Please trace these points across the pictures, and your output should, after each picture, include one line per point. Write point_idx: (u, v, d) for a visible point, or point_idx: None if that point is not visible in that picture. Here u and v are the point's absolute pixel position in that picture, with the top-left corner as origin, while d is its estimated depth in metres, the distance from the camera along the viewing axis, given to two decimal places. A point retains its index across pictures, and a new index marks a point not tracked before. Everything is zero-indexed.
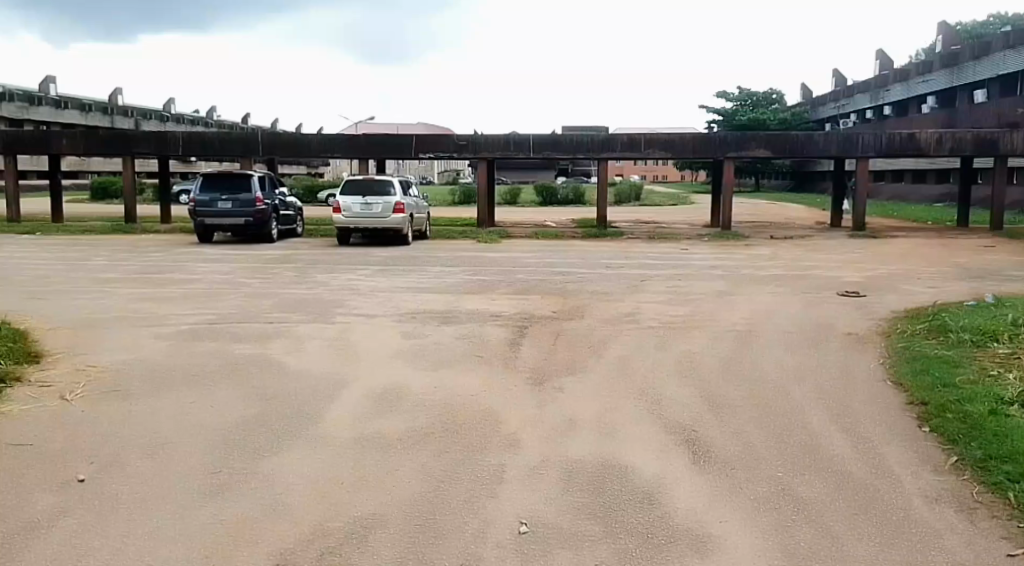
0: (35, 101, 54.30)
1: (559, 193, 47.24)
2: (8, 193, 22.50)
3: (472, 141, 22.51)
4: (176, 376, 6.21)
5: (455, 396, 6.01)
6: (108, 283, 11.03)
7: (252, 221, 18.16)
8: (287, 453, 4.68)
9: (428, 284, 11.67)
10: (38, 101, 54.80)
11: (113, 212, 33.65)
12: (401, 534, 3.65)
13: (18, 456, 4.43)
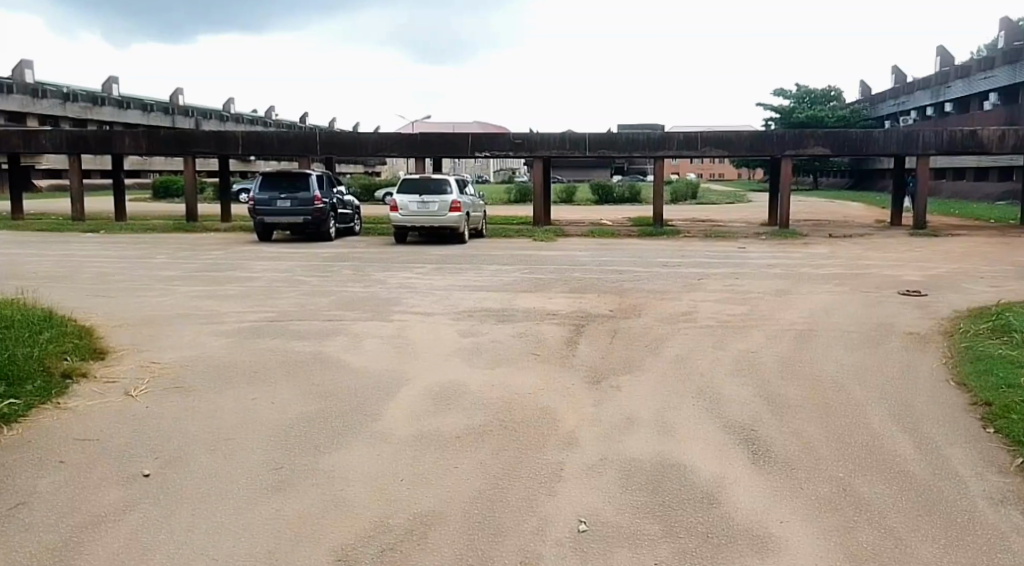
0: (99, 101, 56.56)
1: (615, 192, 46.92)
2: (76, 191, 23.26)
3: (528, 140, 22.55)
4: (236, 373, 6.31)
5: (510, 394, 5.99)
6: (172, 280, 11.35)
7: (311, 220, 18.46)
8: (346, 449, 4.73)
9: (483, 283, 11.67)
10: (101, 101, 57.05)
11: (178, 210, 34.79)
12: (459, 531, 3.65)
13: (87, 449, 4.55)
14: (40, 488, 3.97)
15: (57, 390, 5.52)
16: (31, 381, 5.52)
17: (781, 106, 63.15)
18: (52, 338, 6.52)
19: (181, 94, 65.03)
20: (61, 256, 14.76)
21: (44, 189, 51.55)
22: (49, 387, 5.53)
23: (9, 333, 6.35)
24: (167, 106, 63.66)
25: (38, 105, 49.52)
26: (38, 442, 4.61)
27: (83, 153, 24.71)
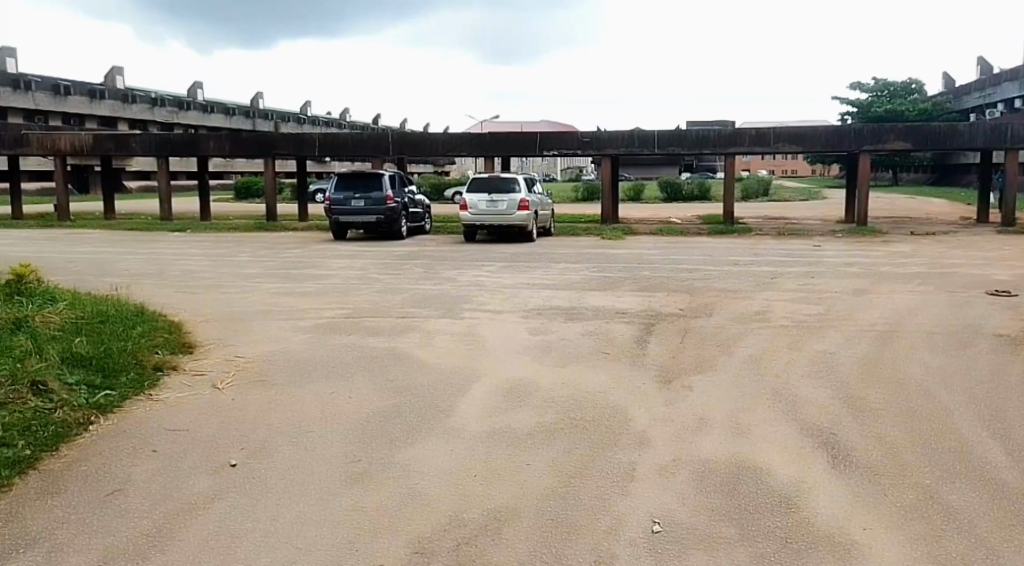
0: (184, 106, 59.27)
1: (683, 189, 46.59)
2: (163, 193, 24.33)
3: (596, 137, 22.40)
4: (315, 368, 6.50)
5: (580, 392, 5.99)
6: (253, 278, 11.76)
7: (383, 218, 18.84)
8: (421, 444, 4.81)
9: (552, 280, 11.70)
10: (187, 106, 59.75)
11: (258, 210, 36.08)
12: (533, 528, 3.67)
13: (178, 439, 4.76)
14: (135, 476, 4.17)
15: (150, 382, 5.79)
16: (125, 373, 5.80)
17: (859, 100, 61.21)
18: (144, 332, 6.85)
19: (260, 97, 67.57)
20: (151, 254, 15.49)
21: (134, 190, 54.26)
22: (141, 379, 5.80)
23: (105, 327, 6.69)
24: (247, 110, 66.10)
25: (128, 111, 52.94)
26: (133, 431, 4.85)
27: (170, 155, 25.80)
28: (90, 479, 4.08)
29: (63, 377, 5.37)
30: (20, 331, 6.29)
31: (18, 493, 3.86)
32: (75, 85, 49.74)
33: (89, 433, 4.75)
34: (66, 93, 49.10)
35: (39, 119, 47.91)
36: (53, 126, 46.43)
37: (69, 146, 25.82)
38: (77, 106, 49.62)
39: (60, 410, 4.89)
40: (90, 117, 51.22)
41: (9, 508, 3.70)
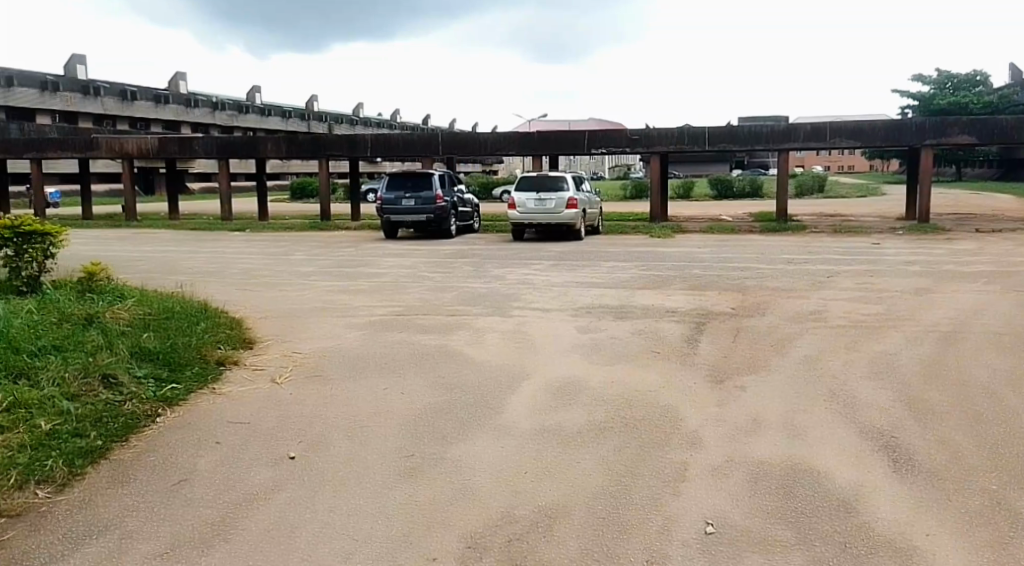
0: (243, 109, 60.88)
1: (734, 186, 46.00)
2: (223, 194, 24.99)
3: (645, 135, 22.25)
4: (368, 364, 6.62)
5: (631, 391, 5.96)
6: (308, 276, 11.99)
7: (433, 217, 19.02)
8: (473, 440, 4.86)
9: (602, 279, 11.65)
10: (246, 109, 61.36)
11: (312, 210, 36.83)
12: (585, 526, 3.68)
13: (239, 431, 4.90)
14: (199, 466, 4.31)
15: (212, 376, 5.97)
16: (189, 367, 6.00)
17: (921, 93, 59.44)
18: (207, 328, 7.06)
19: (315, 100, 69.10)
20: (211, 253, 15.95)
21: (195, 191, 55.98)
22: (205, 372, 5.99)
23: (171, 323, 6.93)
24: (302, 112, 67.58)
25: (190, 114, 54.91)
26: (197, 423, 5.01)
27: (229, 157, 26.43)
28: (157, 469, 4.24)
29: (132, 370, 5.58)
30: (92, 326, 6.57)
31: (91, 482, 4.03)
32: (141, 90, 51.70)
33: (156, 425, 4.92)
34: (132, 98, 51.18)
35: (108, 123, 49.96)
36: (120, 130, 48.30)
37: (136, 149, 26.61)
38: (143, 110, 51.58)
39: (128, 403, 5.09)
40: (155, 121, 53.13)
41: (83, 495, 3.87)
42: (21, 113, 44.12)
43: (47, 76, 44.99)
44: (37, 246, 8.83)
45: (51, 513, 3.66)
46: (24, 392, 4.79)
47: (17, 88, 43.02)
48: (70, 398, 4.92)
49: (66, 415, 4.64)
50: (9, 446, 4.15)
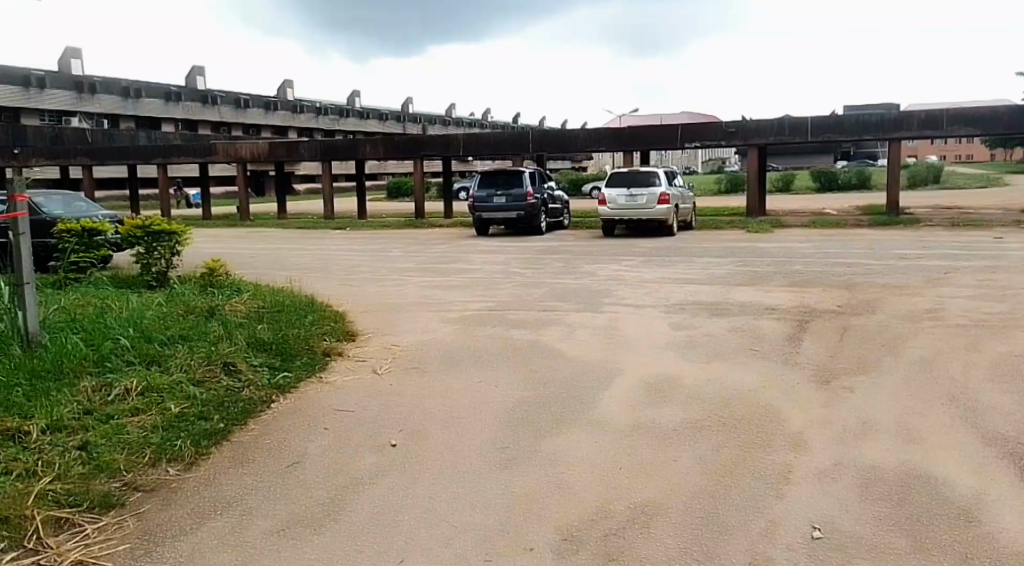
0: (345, 112, 62.91)
1: (840, 177, 44.19)
2: (325, 195, 25.99)
3: (742, 127, 21.70)
4: (464, 357, 6.82)
5: (729, 390, 5.89)
6: (405, 272, 12.38)
7: (524, 215, 19.21)
8: (567, 435, 4.94)
9: (696, 275, 11.49)
10: (346, 112, 63.37)
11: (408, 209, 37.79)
12: (685, 524, 3.70)
13: (346, 419, 5.16)
14: (310, 451, 4.57)
15: (319, 365, 6.29)
16: (300, 357, 6.34)
17: None
18: (314, 321, 7.43)
19: (411, 101, 70.73)
20: (317, 250, 16.68)
21: (299, 191, 58.43)
22: (313, 362, 6.31)
23: (282, 316, 7.35)
24: (399, 114, 69.32)
25: (296, 120, 57.32)
26: (308, 409, 5.31)
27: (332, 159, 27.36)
28: (273, 451, 4.52)
29: (249, 359, 5.97)
30: (213, 318, 7.05)
31: (215, 460, 4.36)
32: (252, 98, 54.39)
33: (270, 409, 5.25)
34: (245, 105, 53.75)
35: (224, 129, 52.85)
36: (233, 136, 50.98)
37: (249, 153, 28.01)
38: (254, 117, 54.27)
39: (246, 389, 5.44)
40: (264, 127, 55.62)
41: (207, 473, 4.19)
42: (148, 122, 47.28)
43: (170, 87, 48.04)
44: (165, 245, 9.48)
45: (181, 489, 3.98)
46: (156, 379, 5.23)
47: (144, 99, 46.23)
48: (195, 384, 5.33)
49: (193, 400, 5.03)
50: (144, 427, 4.55)
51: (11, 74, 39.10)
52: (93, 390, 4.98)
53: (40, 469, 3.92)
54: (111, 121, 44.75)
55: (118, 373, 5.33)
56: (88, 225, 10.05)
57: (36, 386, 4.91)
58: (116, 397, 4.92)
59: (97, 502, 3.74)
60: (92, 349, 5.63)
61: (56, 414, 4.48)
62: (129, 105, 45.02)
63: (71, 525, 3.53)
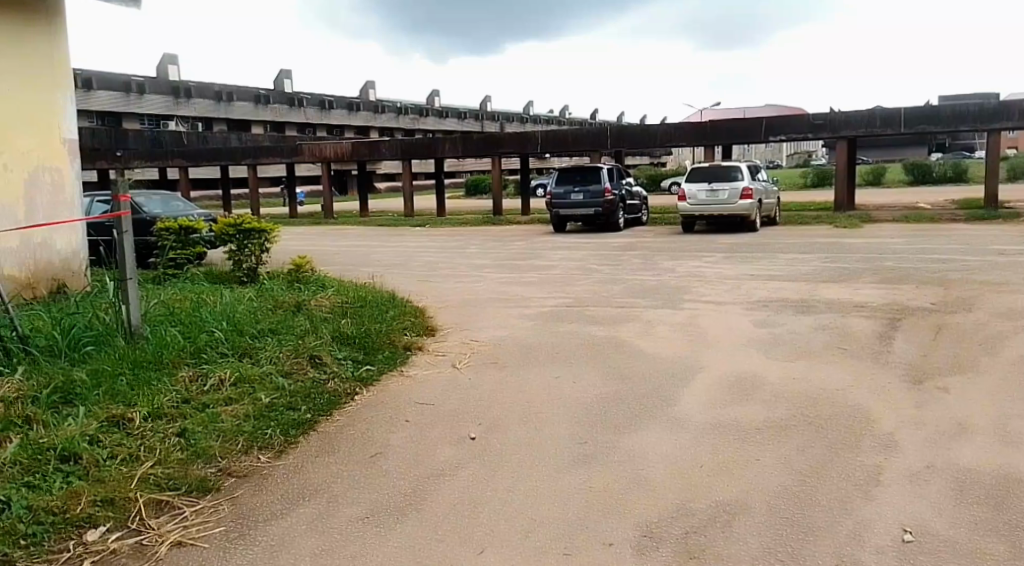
0: (424, 112, 63.91)
1: (934, 170, 42.19)
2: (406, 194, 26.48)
3: (830, 119, 20.94)
4: (542, 353, 6.83)
5: (816, 389, 5.72)
6: (483, 268, 12.50)
7: (601, 211, 19.13)
8: (645, 431, 4.90)
9: (780, 271, 11.19)
10: (426, 112, 64.37)
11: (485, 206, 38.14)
12: (768, 524, 3.62)
13: (426, 412, 5.26)
14: (392, 442, 4.68)
15: (400, 359, 6.43)
16: (381, 351, 6.49)
17: None
18: (395, 316, 7.61)
19: (489, 99, 71.30)
20: (399, 246, 17.05)
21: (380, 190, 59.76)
22: (394, 356, 6.45)
23: (365, 311, 7.54)
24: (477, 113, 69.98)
25: (377, 119, 58.56)
26: (390, 401, 5.43)
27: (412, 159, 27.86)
28: (357, 442, 4.65)
29: (333, 353, 6.17)
30: (300, 312, 7.31)
31: (302, 449, 4.52)
32: (336, 99, 55.98)
33: (355, 400, 5.41)
34: (329, 107, 55.31)
35: (309, 131, 54.55)
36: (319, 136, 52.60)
37: (333, 154, 28.79)
38: (339, 118, 55.87)
39: (331, 381, 5.63)
40: (348, 127, 57.14)
41: (295, 462, 4.34)
42: (239, 125, 49.27)
43: (260, 90, 49.94)
44: (255, 242, 9.88)
45: (270, 476, 4.14)
46: (248, 370, 5.48)
47: (236, 102, 48.24)
48: (283, 375, 5.55)
49: (281, 391, 5.24)
50: (237, 415, 4.77)
51: (115, 81, 41.48)
52: (189, 380, 5.24)
53: (142, 454, 4.15)
54: (205, 124, 46.94)
55: (213, 364, 5.60)
56: (183, 224, 10.60)
57: (139, 375, 5.20)
58: (212, 387, 5.17)
59: (195, 485, 3.94)
60: (189, 341, 5.92)
61: (157, 403, 4.74)
62: (222, 109, 47.04)
63: (170, 507, 3.73)
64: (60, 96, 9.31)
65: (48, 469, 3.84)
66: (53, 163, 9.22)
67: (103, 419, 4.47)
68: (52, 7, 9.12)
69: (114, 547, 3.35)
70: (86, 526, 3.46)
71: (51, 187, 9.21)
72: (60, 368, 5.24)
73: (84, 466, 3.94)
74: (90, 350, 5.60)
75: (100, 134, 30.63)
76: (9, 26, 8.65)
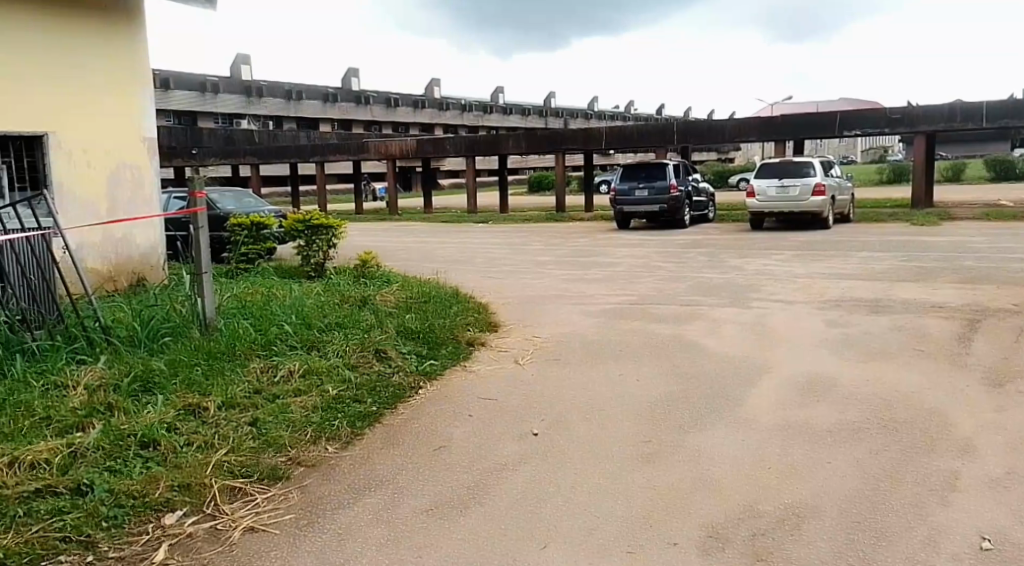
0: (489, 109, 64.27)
1: (1018, 166, 40.23)
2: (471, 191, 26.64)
3: (907, 114, 20.15)
4: (605, 350, 6.78)
5: (889, 391, 5.51)
6: (546, 265, 12.49)
7: (666, 208, 18.87)
8: (711, 431, 4.81)
9: (852, 271, 10.84)
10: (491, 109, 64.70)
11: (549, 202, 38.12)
12: (837, 528, 3.50)
13: (489, 407, 5.28)
14: (455, 436, 4.72)
15: (464, 354, 6.47)
16: (445, 346, 6.55)
17: None
18: (459, 311, 7.67)
19: (553, 96, 71.41)
20: (463, 243, 17.19)
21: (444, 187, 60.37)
22: (458, 352, 6.48)
23: (429, 307, 7.64)
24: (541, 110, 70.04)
25: (442, 116, 59.15)
26: (453, 396, 5.48)
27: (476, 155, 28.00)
28: (421, 435, 4.70)
29: (398, 347, 6.26)
30: (366, 307, 7.43)
31: (369, 440, 4.60)
32: (402, 97, 56.79)
33: (419, 394, 5.48)
34: (395, 104, 56.16)
35: (375, 128, 55.47)
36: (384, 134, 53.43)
37: (398, 150, 29.13)
38: (404, 115, 56.67)
39: (396, 374, 5.72)
40: (413, 125, 57.89)
41: (362, 453, 4.42)
42: (308, 123, 50.52)
43: (329, 89, 51.06)
44: (322, 238, 10.09)
45: (338, 466, 4.22)
46: (316, 362, 5.61)
47: (305, 101, 49.45)
48: (350, 369, 5.66)
49: (348, 384, 5.35)
50: (307, 407, 4.88)
51: (191, 81, 43.07)
52: (261, 371, 5.40)
53: (217, 442, 4.29)
54: (276, 122, 48.28)
55: (283, 356, 5.75)
56: (255, 219, 10.91)
57: (213, 365, 5.38)
58: (281, 378, 5.31)
59: (266, 474, 4.05)
60: (260, 334, 6.10)
61: (230, 392, 4.89)
62: (292, 107, 48.28)
63: (243, 494, 3.84)
64: (141, 93, 9.64)
65: (128, 455, 4.01)
66: (133, 159, 9.59)
67: (181, 407, 4.64)
68: (133, 7, 9.45)
69: (190, 531, 3.47)
70: (164, 510, 3.60)
71: (132, 183, 9.61)
72: (139, 357, 5.46)
73: (162, 452, 4.10)
74: (167, 341, 5.82)
75: (176, 132, 31.84)
76: (91, 30, 9.02)
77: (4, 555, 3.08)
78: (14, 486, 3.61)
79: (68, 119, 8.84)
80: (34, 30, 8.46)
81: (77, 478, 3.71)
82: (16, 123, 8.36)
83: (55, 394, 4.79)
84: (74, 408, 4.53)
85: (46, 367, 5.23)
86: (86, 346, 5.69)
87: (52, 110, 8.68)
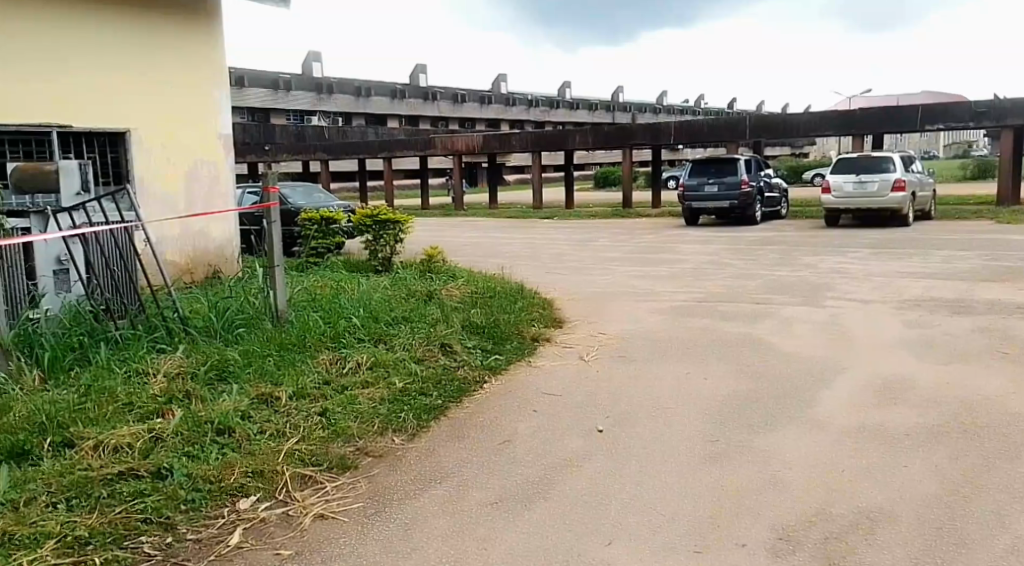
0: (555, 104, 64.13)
1: None
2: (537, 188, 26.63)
3: (993, 106, 19.16)
4: (672, 348, 6.68)
5: (973, 395, 5.25)
6: (612, 261, 12.38)
7: (737, 204, 18.45)
8: (782, 432, 4.68)
9: (933, 269, 10.40)
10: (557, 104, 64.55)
11: (615, 198, 37.80)
12: (915, 534, 3.36)
13: (553, 402, 5.26)
14: (520, 430, 4.72)
15: (528, 350, 6.47)
16: (509, 341, 6.56)
17: None
18: (523, 307, 7.66)
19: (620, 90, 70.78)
20: (529, 238, 17.17)
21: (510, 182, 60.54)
22: (522, 347, 6.49)
23: (494, 302, 7.65)
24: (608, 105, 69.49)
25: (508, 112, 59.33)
26: (518, 391, 5.48)
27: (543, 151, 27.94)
28: (485, 429, 4.72)
29: (463, 341, 6.31)
30: (432, 301, 7.51)
31: (434, 433, 4.64)
32: (469, 93, 57.19)
33: (483, 389, 5.50)
34: (462, 100, 56.61)
35: (442, 124, 56.03)
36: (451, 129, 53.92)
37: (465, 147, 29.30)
38: (470, 110, 57.06)
39: (461, 368, 5.76)
40: (479, 120, 58.21)
41: (427, 444, 4.47)
42: (376, 119, 51.39)
43: (396, 85, 51.73)
44: (390, 233, 10.23)
45: (404, 457, 4.27)
46: (383, 355, 5.68)
47: (374, 97, 50.22)
48: (416, 362, 5.73)
49: (414, 376, 5.42)
50: (374, 399, 4.96)
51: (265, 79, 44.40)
52: (330, 362, 5.52)
53: (288, 430, 4.40)
54: (345, 119, 49.25)
55: (352, 348, 5.86)
56: (325, 215, 11.14)
57: (284, 356, 5.50)
58: (349, 370, 5.41)
59: (335, 463, 4.12)
60: (329, 327, 6.22)
61: (301, 383, 5.01)
62: (361, 103, 49.19)
63: (313, 482, 3.92)
64: (218, 90, 9.95)
65: (205, 441, 4.14)
66: (210, 156, 9.92)
67: (254, 396, 4.77)
68: (212, 6, 9.76)
69: (263, 516, 3.56)
70: (239, 495, 3.71)
71: (209, 179, 9.94)
72: (215, 347, 5.64)
73: (237, 439, 4.22)
74: (241, 332, 5.99)
75: (251, 129, 32.85)
76: (172, 29, 9.38)
77: (89, 534, 3.22)
78: (99, 468, 3.77)
79: (150, 117, 9.21)
80: (114, 34, 8.82)
81: (157, 462, 3.85)
82: (102, 119, 8.76)
83: (137, 381, 4.99)
84: (154, 395, 4.71)
85: (128, 355, 5.45)
86: (165, 335, 5.91)
87: (133, 108, 9.05)
